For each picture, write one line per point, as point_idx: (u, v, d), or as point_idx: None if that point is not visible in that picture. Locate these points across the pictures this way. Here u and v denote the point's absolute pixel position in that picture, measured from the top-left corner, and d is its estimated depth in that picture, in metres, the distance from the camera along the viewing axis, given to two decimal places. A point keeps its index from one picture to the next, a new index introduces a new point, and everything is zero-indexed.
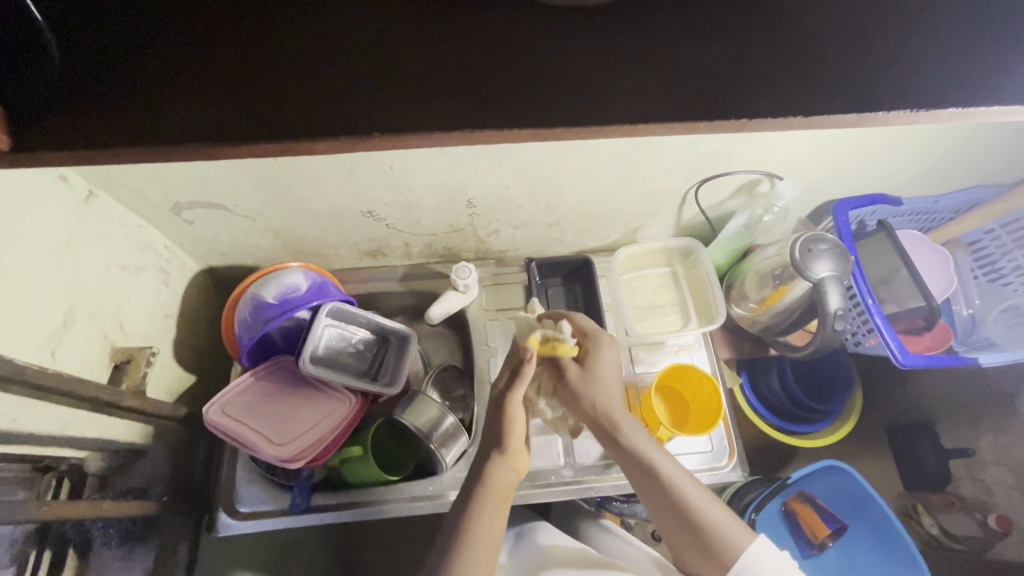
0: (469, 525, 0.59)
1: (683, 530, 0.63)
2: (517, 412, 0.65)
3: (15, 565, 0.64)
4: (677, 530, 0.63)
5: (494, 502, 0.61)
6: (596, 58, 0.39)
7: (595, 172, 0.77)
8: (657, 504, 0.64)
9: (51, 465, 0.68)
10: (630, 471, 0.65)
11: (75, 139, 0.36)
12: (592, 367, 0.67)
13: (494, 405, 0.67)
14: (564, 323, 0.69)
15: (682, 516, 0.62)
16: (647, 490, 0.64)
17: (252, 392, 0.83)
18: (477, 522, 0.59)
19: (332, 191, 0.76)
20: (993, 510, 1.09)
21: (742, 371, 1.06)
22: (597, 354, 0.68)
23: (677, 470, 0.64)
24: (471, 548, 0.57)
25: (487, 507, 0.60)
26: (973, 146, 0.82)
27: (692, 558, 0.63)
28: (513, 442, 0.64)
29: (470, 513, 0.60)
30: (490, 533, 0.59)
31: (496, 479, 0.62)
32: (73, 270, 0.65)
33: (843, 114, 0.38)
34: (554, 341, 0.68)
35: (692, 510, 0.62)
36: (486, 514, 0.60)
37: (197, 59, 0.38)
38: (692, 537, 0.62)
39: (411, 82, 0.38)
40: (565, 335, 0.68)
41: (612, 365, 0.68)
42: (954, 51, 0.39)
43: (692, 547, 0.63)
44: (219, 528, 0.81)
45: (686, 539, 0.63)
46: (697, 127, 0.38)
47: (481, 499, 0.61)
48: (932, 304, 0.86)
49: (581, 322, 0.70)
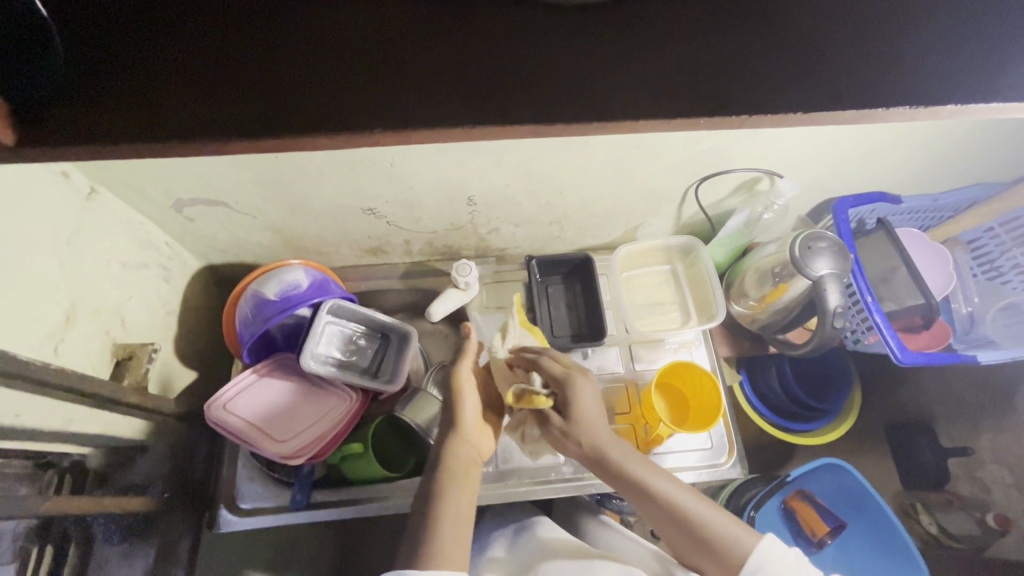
0: (437, 498, 0.60)
1: (684, 538, 0.63)
2: (466, 385, 0.69)
3: (17, 562, 0.63)
4: (673, 529, 0.64)
5: (461, 476, 0.62)
6: (599, 55, 0.39)
7: (596, 169, 0.77)
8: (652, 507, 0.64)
9: (52, 461, 0.67)
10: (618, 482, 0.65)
11: (74, 134, 0.36)
12: (571, 409, 0.65)
13: (446, 388, 0.70)
14: (535, 374, 0.69)
15: (678, 517, 0.63)
16: (645, 505, 0.65)
17: (253, 389, 0.83)
18: (445, 496, 0.60)
19: (334, 188, 0.76)
20: (991, 509, 1.10)
21: (741, 369, 1.07)
22: (573, 398, 0.66)
23: (672, 484, 0.65)
24: (444, 523, 0.58)
25: (454, 480, 0.61)
26: (972, 144, 0.82)
27: (692, 557, 0.64)
28: (465, 420, 0.67)
29: (438, 488, 0.61)
30: (458, 504, 0.60)
31: (457, 449, 0.64)
32: (75, 267, 0.66)
33: (844, 110, 0.38)
34: (528, 395, 0.67)
35: (690, 517, 0.63)
36: (458, 494, 0.60)
37: (197, 55, 0.38)
38: (691, 537, 0.63)
39: (415, 78, 0.38)
40: (538, 389, 0.67)
41: (592, 400, 0.66)
42: (954, 48, 0.40)
43: (692, 547, 0.63)
44: (219, 524, 0.82)
45: (683, 538, 0.64)
46: (699, 124, 0.39)
47: (447, 475, 0.62)
48: (931, 301, 0.87)
49: (550, 368, 0.68)
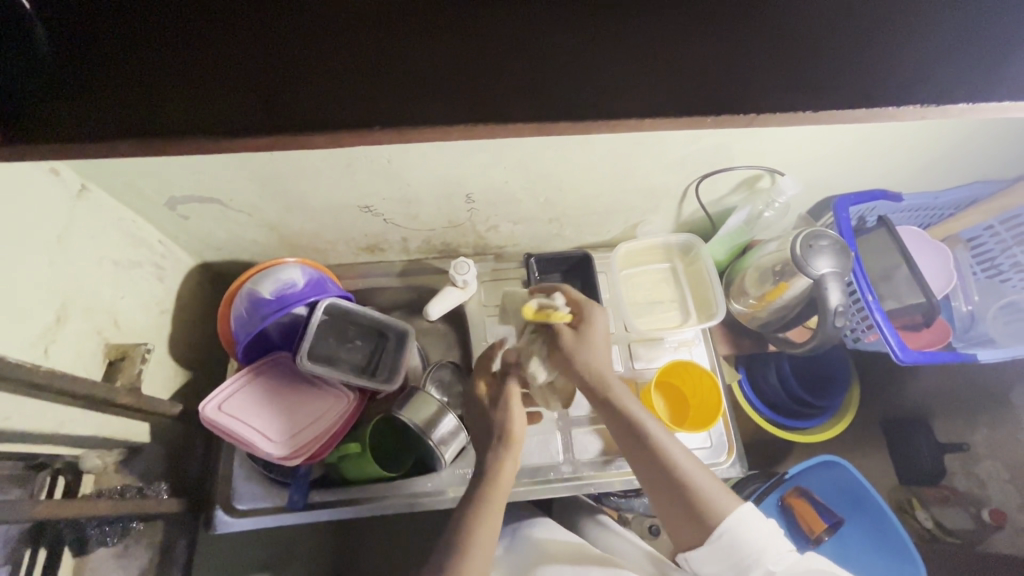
0: (472, 523, 0.60)
1: (666, 493, 0.62)
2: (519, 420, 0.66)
3: (9, 565, 0.63)
4: (658, 486, 0.63)
5: (501, 499, 0.62)
6: (596, 51, 0.38)
7: (595, 166, 0.76)
8: (644, 462, 0.64)
9: (44, 463, 0.66)
10: (620, 431, 0.66)
11: (64, 132, 0.35)
12: (592, 331, 0.67)
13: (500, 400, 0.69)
14: (558, 295, 0.71)
15: (661, 468, 0.63)
16: (633, 450, 0.64)
17: (249, 390, 0.81)
18: (483, 519, 0.60)
19: (330, 186, 0.75)
20: (987, 504, 1.09)
21: (740, 367, 1.06)
22: (591, 316, 0.68)
23: (662, 431, 0.65)
24: (474, 547, 0.58)
25: (491, 508, 0.61)
26: (974, 142, 0.82)
27: (672, 514, 0.62)
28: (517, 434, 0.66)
29: (473, 511, 0.61)
30: (491, 529, 0.60)
31: (507, 474, 0.63)
32: (65, 265, 0.64)
33: (856, 109, 0.37)
34: (548, 310, 0.69)
35: (676, 471, 0.62)
36: (487, 516, 0.60)
37: (188, 47, 0.36)
38: (672, 492, 0.62)
39: (409, 73, 0.37)
40: (559, 305, 0.69)
41: (605, 327, 0.68)
42: (965, 41, 0.38)
43: (677, 511, 0.62)
44: (215, 525, 0.81)
45: (669, 499, 0.62)
46: (707, 122, 0.38)
47: (486, 497, 0.61)
48: (932, 301, 0.86)
49: (573, 292, 0.71)
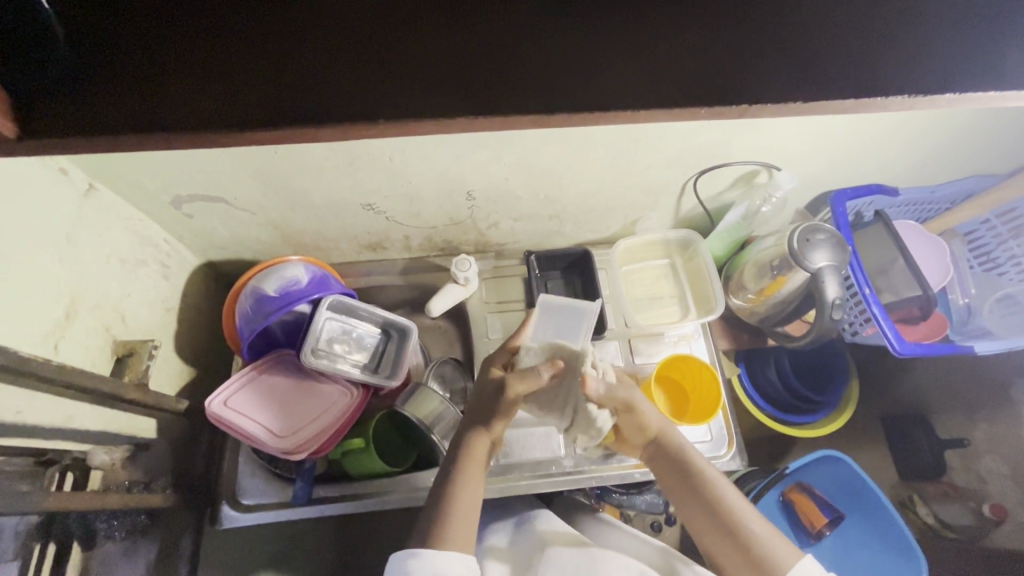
0: (450, 500, 0.64)
1: (719, 534, 0.66)
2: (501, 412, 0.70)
3: (19, 561, 0.61)
4: (714, 528, 0.66)
5: (476, 473, 0.67)
6: (599, 47, 0.39)
7: (595, 161, 0.77)
8: (697, 507, 0.68)
9: (54, 459, 0.64)
10: (680, 487, 0.70)
11: (73, 124, 0.36)
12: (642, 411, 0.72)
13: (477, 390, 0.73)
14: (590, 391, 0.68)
15: (713, 512, 0.67)
16: (685, 497, 0.69)
17: (254, 386, 0.82)
18: (460, 497, 0.64)
19: (333, 184, 0.76)
20: (987, 498, 1.09)
21: (740, 361, 1.07)
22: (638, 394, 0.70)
23: (718, 477, 0.69)
24: (453, 529, 0.62)
25: (469, 481, 0.66)
26: (969, 135, 0.83)
27: (724, 555, 0.66)
28: (496, 421, 0.70)
29: (450, 494, 0.64)
30: (468, 508, 0.64)
31: (476, 450, 0.69)
32: (72, 262, 0.65)
33: (843, 100, 0.38)
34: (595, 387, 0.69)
35: (728, 513, 0.66)
36: (461, 500, 0.64)
37: (197, 43, 0.38)
38: (724, 532, 0.66)
39: (412, 65, 0.38)
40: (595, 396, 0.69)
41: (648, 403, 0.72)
42: (957, 34, 0.39)
43: (729, 550, 0.65)
44: (222, 521, 0.81)
45: (725, 542, 0.65)
46: (700, 114, 0.38)
47: (461, 472, 0.66)
48: (928, 293, 0.87)
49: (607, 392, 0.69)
